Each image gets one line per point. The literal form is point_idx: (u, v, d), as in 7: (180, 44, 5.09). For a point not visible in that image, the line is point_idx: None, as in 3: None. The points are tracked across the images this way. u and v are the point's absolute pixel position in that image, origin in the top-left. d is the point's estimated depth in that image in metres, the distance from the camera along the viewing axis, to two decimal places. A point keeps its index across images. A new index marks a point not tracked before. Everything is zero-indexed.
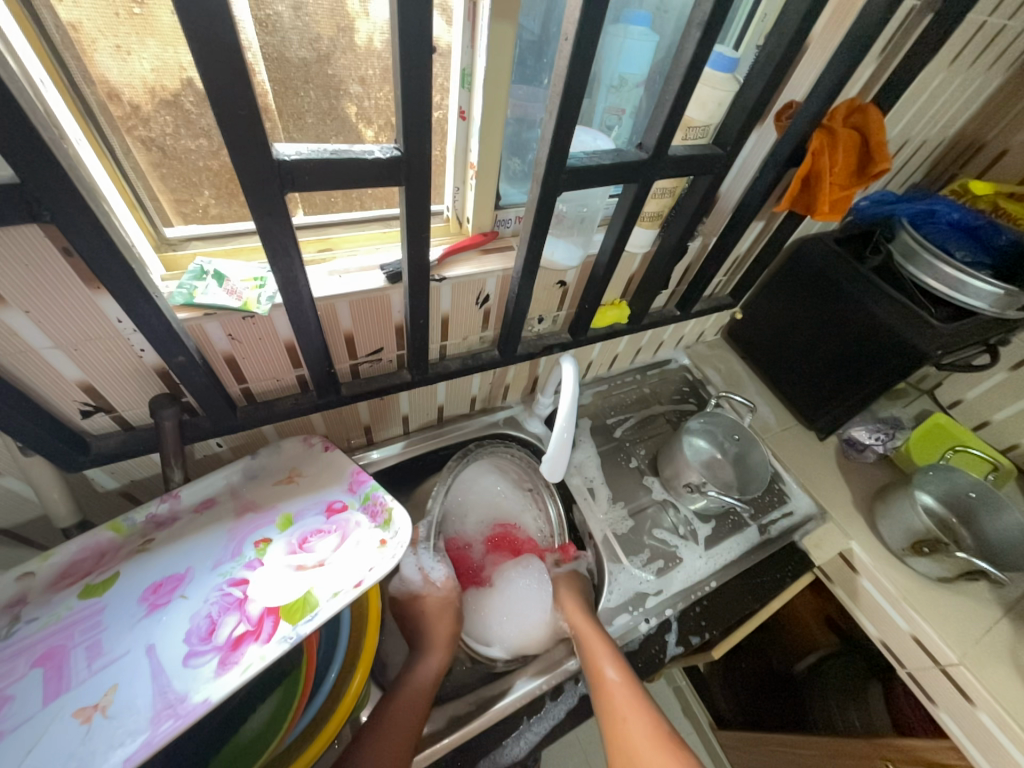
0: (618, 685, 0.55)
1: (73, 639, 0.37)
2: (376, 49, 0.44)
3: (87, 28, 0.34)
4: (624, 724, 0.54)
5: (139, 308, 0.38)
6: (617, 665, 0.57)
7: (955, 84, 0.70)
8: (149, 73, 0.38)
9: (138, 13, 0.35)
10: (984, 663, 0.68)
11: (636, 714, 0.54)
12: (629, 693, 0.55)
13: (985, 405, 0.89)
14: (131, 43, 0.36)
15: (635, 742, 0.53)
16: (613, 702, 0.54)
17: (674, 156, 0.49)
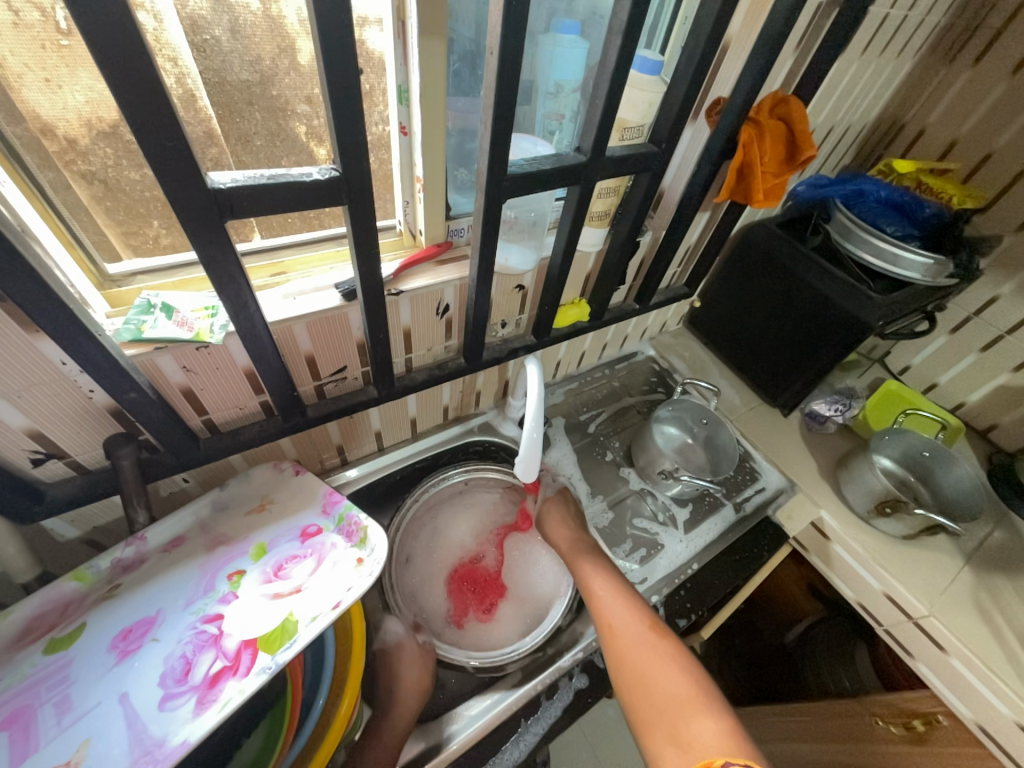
0: (607, 593, 0.61)
1: (38, 697, 0.35)
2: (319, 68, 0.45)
3: (12, 62, 0.33)
4: (616, 624, 0.58)
5: (82, 348, 0.37)
6: (607, 577, 0.64)
7: (869, 71, 0.74)
8: (83, 105, 0.37)
9: (66, 44, 0.34)
10: (951, 611, 0.72)
11: (626, 614, 0.59)
12: (618, 597, 0.61)
13: (931, 368, 0.95)
14: (60, 76, 0.35)
15: (626, 639, 0.57)
16: (604, 606, 0.60)
17: (612, 157, 0.51)
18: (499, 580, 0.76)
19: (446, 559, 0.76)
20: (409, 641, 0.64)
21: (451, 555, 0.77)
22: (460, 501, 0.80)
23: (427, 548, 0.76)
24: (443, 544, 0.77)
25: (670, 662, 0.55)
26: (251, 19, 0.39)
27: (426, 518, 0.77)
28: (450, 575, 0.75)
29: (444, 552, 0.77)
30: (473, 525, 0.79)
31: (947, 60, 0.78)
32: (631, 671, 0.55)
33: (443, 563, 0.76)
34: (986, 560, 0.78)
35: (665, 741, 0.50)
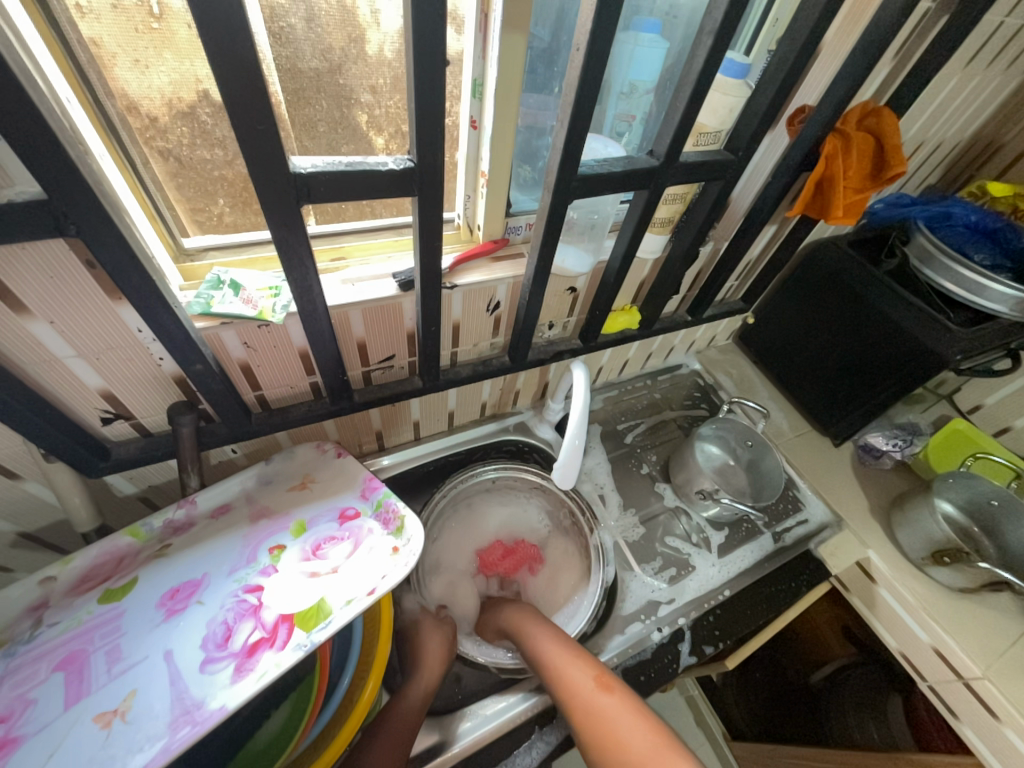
0: (555, 654, 0.56)
1: (93, 644, 0.37)
2: (388, 58, 0.45)
3: (107, 43, 0.35)
4: (570, 688, 0.53)
5: (159, 318, 0.39)
6: (551, 636, 0.59)
7: (971, 85, 0.69)
8: (166, 86, 0.38)
9: (157, 27, 0.35)
10: (1010, 677, 0.66)
11: (576, 674, 0.54)
12: (567, 657, 0.56)
13: (1006, 411, 0.87)
14: (149, 57, 0.36)
15: (583, 705, 0.51)
16: (554, 670, 0.55)
17: (686, 162, 0.49)
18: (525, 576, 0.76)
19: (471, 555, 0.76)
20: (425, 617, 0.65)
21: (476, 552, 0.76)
22: (490, 498, 0.80)
23: (454, 542, 0.76)
24: (468, 540, 0.77)
25: (632, 714, 0.51)
26: (326, 9, 0.40)
27: (455, 512, 0.77)
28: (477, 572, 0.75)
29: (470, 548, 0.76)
30: (501, 524, 0.79)
31: None
32: (597, 737, 0.50)
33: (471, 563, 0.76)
34: None
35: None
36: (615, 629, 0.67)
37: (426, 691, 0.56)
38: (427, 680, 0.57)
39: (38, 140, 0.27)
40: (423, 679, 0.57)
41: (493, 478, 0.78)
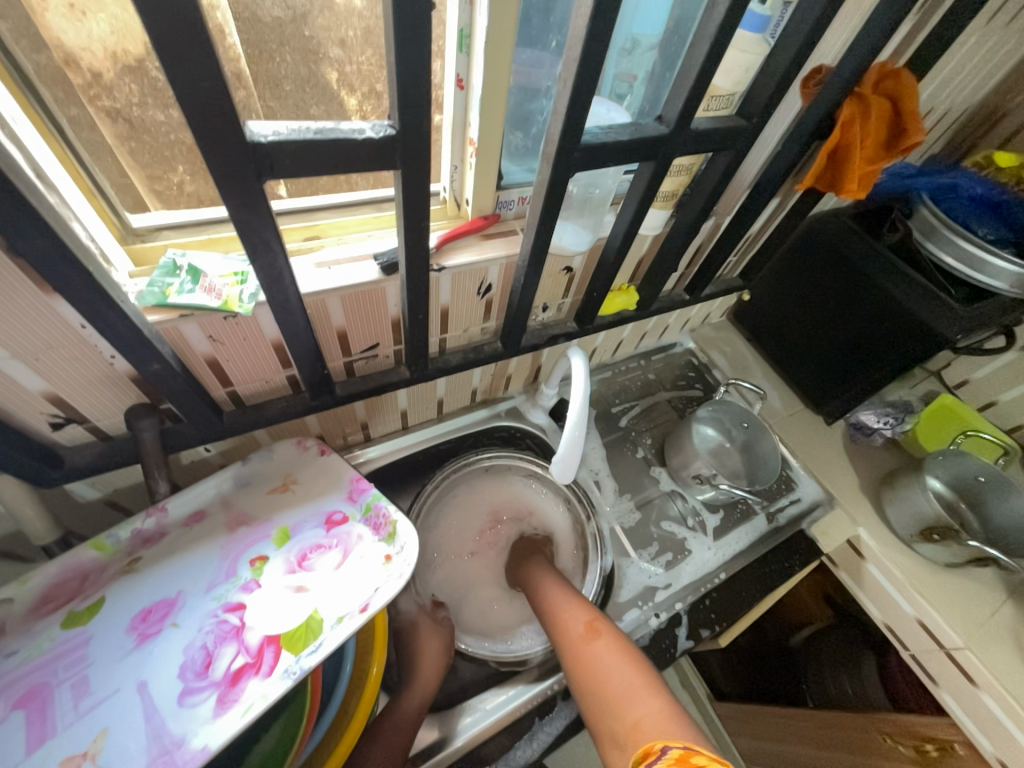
0: (553, 597, 0.60)
1: (56, 676, 0.34)
2: (358, 7, 0.38)
3: None
4: (562, 627, 0.56)
5: (103, 314, 0.33)
6: (555, 582, 0.62)
7: (988, 45, 0.65)
8: (108, 36, 0.32)
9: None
10: (988, 646, 0.69)
11: (569, 614, 0.57)
12: (563, 600, 0.59)
13: (992, 386, 0.88)
14: (85, 1, 0.30)
15: (571, 642, 0.54)
16: (551, 611, 0.59)
17: (697, 130, 0.44)
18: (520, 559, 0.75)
19: (470, 546, 0.75)
20: (422, 617, 0.64)
21: (473, 543, 0.75)
22: (483, 487, 0.77)
23: (451, 534, 0.74)
24: (462, 530, 0.75)
25: (615, 651, 0.52)
26: None
27: (449, 503, 0.75)
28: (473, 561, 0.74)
29: (468, 539, 0.75)
30: (497, 514, 0.77)
31: None
32: (581, 672, 0.51)
33: (466, 551, 0.74)
34: None
35: (612, 739, 0.45)
36: (614, 616, 0.66)
37: (425, 694, 0.55)
38: (425, 681, 0.56)
39: None
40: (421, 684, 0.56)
41: (484, 465, 0.76)
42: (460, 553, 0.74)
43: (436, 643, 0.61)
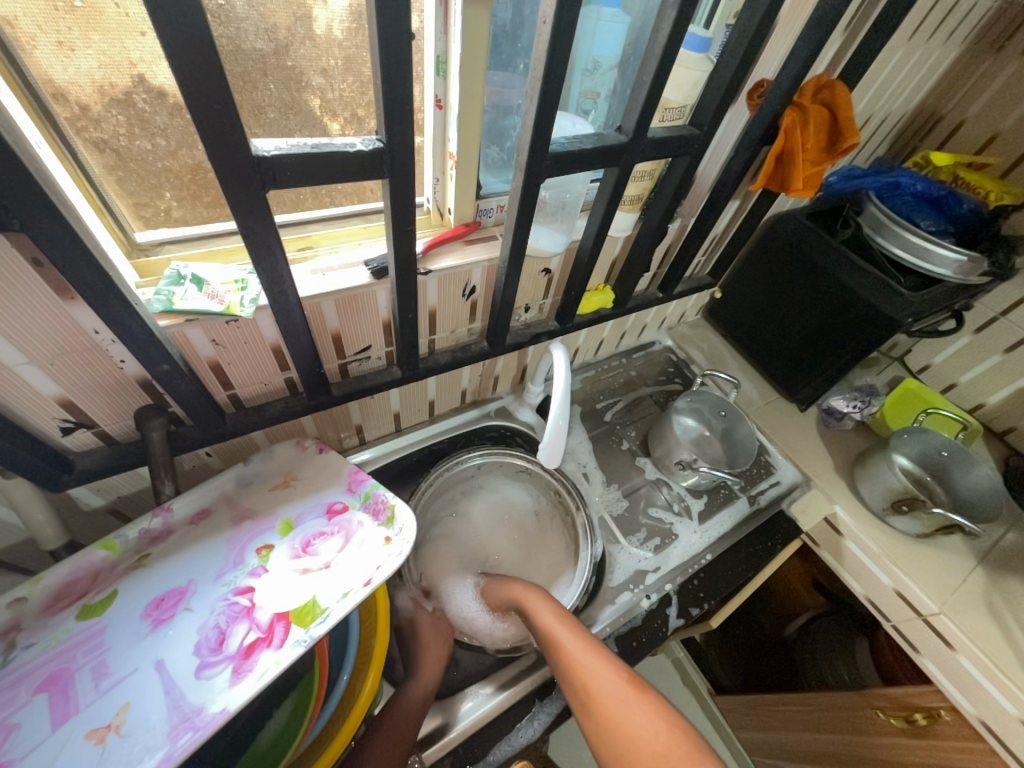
0: (576, 649, 0.53)
1: (76, 661, 0.36)
2: (337, 38, 0.43)
3: (25, 23, 0.32)
4: (594, 685, 0.51)
5: (119, 316, 0.36)
6: (572, 628, 0.56)
7: (915, 57, 0.72)
8: (96, 70, 0.35)
9: (80, 5, 0.33)
10: (961, 610, 0.72)
11: (599, 669, 0.52)
12: (589, 652, 0.53)
13: (952, 369, 0.94)
14: (74, 39, 0.34)
15: (608, 703, 0.50)
16: (575, 666, 0.53)
17: (654, 138, 0.49)
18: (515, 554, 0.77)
19: (460, 541, 0.76)
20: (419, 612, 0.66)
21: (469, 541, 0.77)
22: (476, 486, 0.80)
23: (443, 525, 0.76)
24: (457, 529, 0.77)
25: (651, 704, 0.50)
26: None
27: (441, 504, 0.77)
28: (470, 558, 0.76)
29: (457, 534, 0.76)
30: (488, 511, 0.79)
31: (993, 51, 0.75)
32: (619, 737, 0.48)
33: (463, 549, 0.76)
34: (998, 561, 0.78)
35: None
36: (606, 600, 0.69)
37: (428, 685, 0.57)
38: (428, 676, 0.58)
39: None
40: (426, 674, 0.58)
41: (476, 465, 0.78)
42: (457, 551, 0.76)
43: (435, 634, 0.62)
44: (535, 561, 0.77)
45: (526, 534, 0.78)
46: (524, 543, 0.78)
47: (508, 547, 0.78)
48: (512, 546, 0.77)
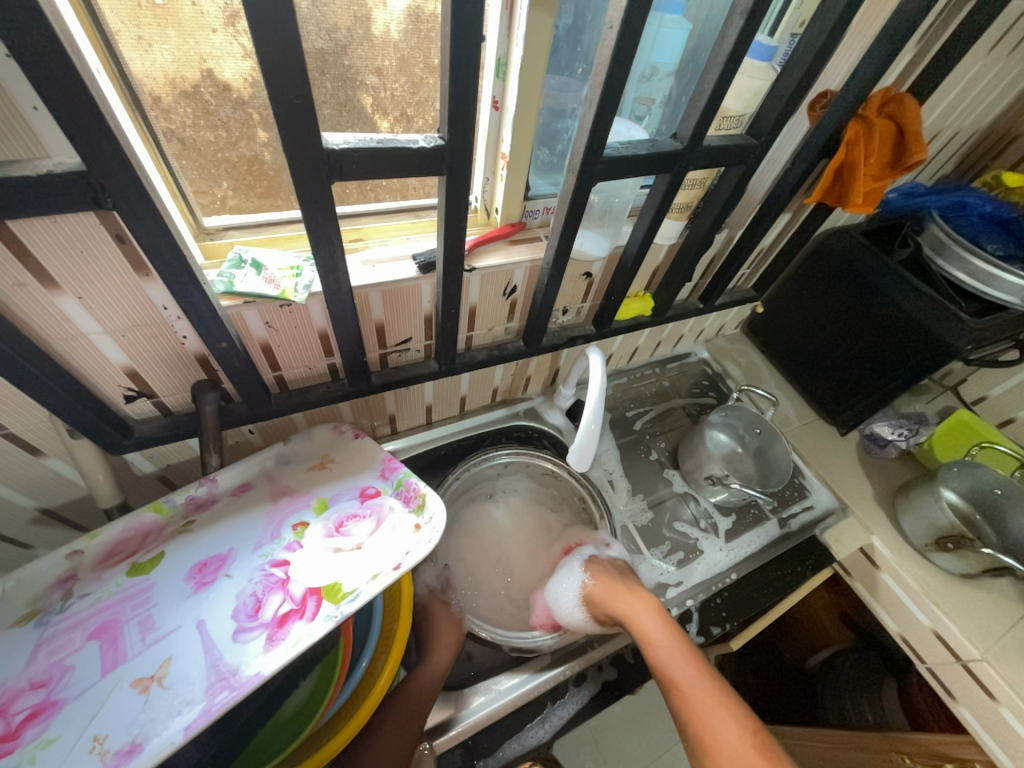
0: (695, 690, 0.52)
1: (125, 613, 0.38)
2: (393, 38, 0.45)
3: (110, 19, 0.34)
4: (716, 743, 0.49)
5: (188, 294, 0.39)
6: (695, 670, 0.53)
7: (993, 72, 0.68)
8: (169, 64, 0.38)
9: (161, 4, 0.35)
10: (1007, 659, 0.67)
11: (720, 724, 0.50)
12: (709, 700, 0.51)
13: (1010, 402, 0.88)
14: (152, 34, 0.36)
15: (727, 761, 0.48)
16: (695, 711, 0.51)
17: (709, 146, 0.48)
18: (533, 559, 0.77)
19: (483, 539, 0.77)
20: (432, 601, 0.67)
21: (489, 540, 0.77)
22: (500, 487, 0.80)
23: (467, 522, 0.77)
24: (480, 527, 0.78)
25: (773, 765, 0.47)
26: None
27: (465, 499, 0.78)
28: (489, 557, 0.76)
29: (479, 530, 0.77)
30: (511, 512, 0.79)
31: None
32: None
33: (483, 548, 0.77)
34: None
35: None
36: None
37: (438, 672, 0.57)
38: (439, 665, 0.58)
39: (81, 113, 0.28)
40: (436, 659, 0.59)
41: (504, 466, 0.79)
42: (476, 549, 0.76)
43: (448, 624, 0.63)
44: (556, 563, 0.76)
45: (548, 536, 0.78)
46: (544, 548, 0.78)
47: (526, 550, 0.77)
48: (533, 548, 0.77)
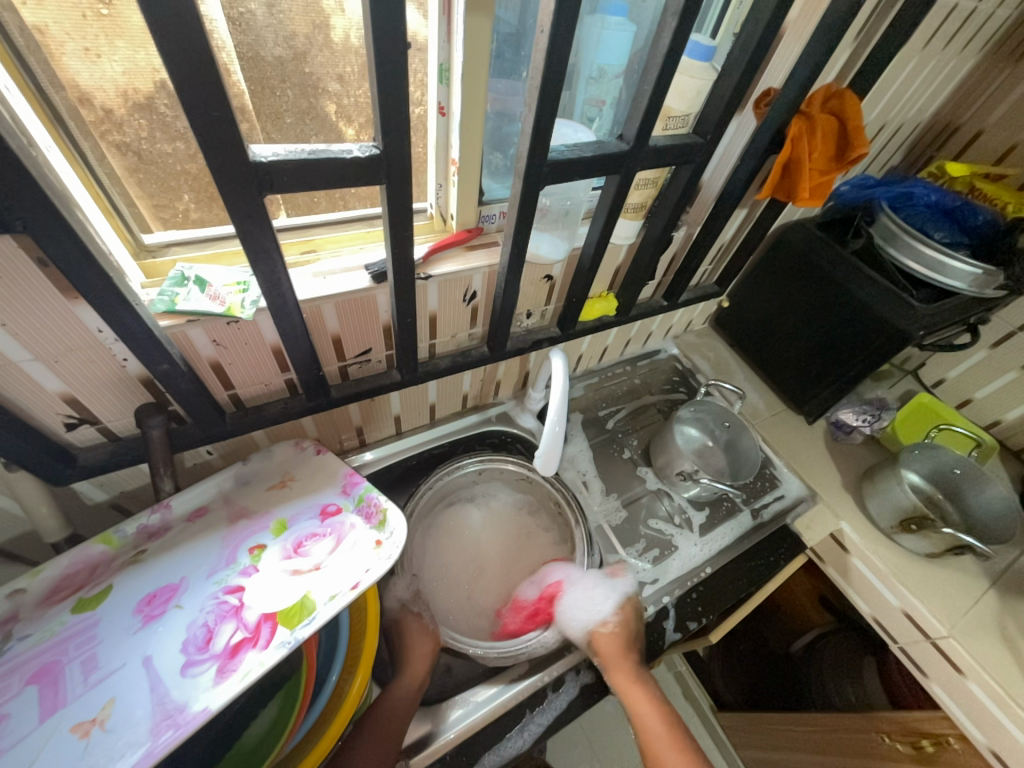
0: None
1: (67, 654, 0.36)
2: (354, 44, 0.44)
3: (54, 30, 0.34)
4: None
5: (120, 316, 0.37)
6: (675, 746, 0.59)
7: (930, 65, 0.70)
8: (120, 76, 0.37)
9: (106, 13, 0.34)
10: (972, 634, 0.69)
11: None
12: None
13: (967, 383, 0.91)
14: (100, 45, 0.35)
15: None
16: None
17: (655, 146, 0.49)
18: (509, 566, 0.76)
19: (457, 548, 0.76)
20: (405, 614, 0.65)
21: (465, 549, 0.76)
22: (474, 495, 0.80)
23: (442, 534, 0.76)
24: (455, 537, 0.77)
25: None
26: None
27: (439, 509, 0.77)
28: (466, 566, 0.75)
29: (455, 539, 0.76)
30: (485, 519, 0.79)
31: (1012, 60, 0.73)
32: None
33: (459, 558, 0.75)
34: (1013, 584, 0.75)
35: None
36: None
37: (412, 686, 0.57)
38: (412, 678, 0.58)
39: None
40: (412, 672, 0.58)
41: (477, 473, 0.78)
42: (452, 558, 0.75)
43: (423, 635, 0.62)
44: (534, 567, 0.76)
45: (526, 541, 0.78)
46: (521, 554, 0.77)
47: (503, 557, 0.77)
48: (510, 554, 0.77)
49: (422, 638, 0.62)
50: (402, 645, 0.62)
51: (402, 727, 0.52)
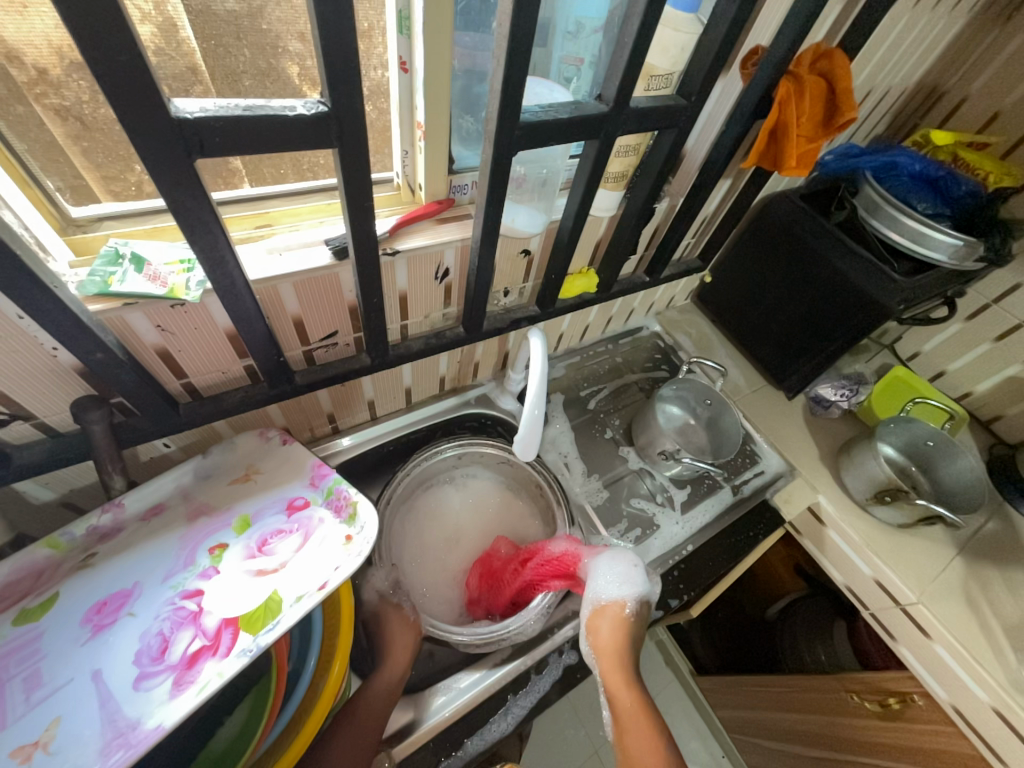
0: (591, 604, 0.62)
1: (6, 671, 0.33)
2: None
3: None
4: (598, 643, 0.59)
5: (36, 299, 0.33)
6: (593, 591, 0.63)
7: (920, 25, 0.67)
8: (51, 30, 0.32)
9: None
10: (939, 599, 0.72)
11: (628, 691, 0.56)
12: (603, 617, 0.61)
13: (941, 356, 0.92)
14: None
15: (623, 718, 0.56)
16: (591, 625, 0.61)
17: (636, 108, 0.45)
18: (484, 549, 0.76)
19: (435, 533, 0.75)
20: (386, 604, 0.64)
21: (442, 533, 0.76)
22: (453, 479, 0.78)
23: (421, 519, 0.75)
24: (433, 521, 0.76)
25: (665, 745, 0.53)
26: None
27: (417, 494, 0.75)
28: (443, 549, 0.75)
29: (433, 523, 0.76)
30: (465, 502, 0.78)
31: (1001, 21, 0.70)
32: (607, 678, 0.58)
33: (435, 540, 0.75)
34: (978, 549, 0.78)
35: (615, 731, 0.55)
36: None
37: (393, 679, 0.55)
38: (393, 669, 0.56)
39: None
40: (392, 664, 0.57)
41: (456, 457, 0.76)
42: (429, 543, 0.74)
43: (405, 625, 0.61)
44: None
45: (505, 525, 0.78)
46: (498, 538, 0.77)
47: (481, 539, 0.76)
48: (489, 537, 0.77)
49: (403, 629, 0.61)
50: (381, 636, 0.60)
51: (382, 719, 0.51)
